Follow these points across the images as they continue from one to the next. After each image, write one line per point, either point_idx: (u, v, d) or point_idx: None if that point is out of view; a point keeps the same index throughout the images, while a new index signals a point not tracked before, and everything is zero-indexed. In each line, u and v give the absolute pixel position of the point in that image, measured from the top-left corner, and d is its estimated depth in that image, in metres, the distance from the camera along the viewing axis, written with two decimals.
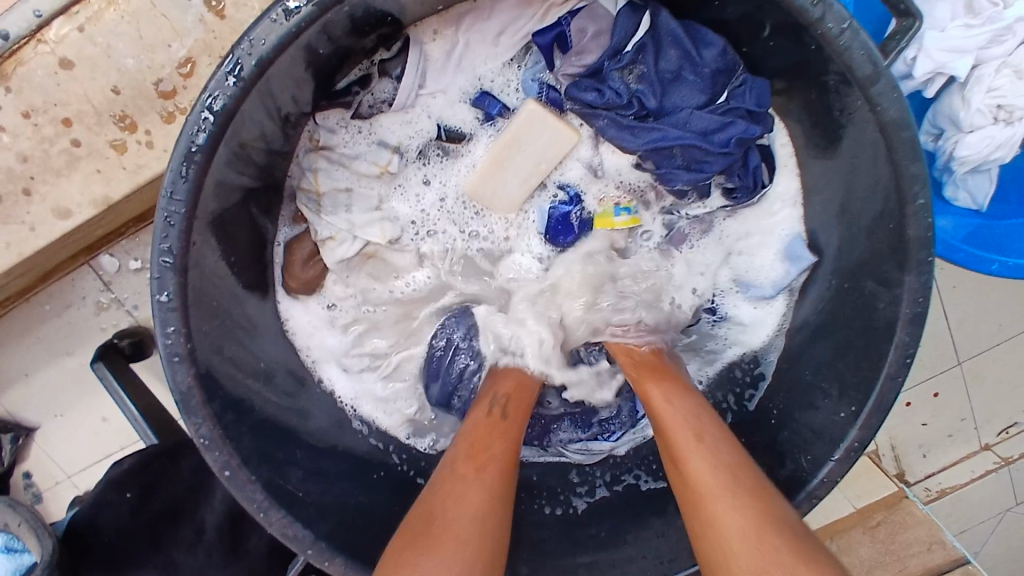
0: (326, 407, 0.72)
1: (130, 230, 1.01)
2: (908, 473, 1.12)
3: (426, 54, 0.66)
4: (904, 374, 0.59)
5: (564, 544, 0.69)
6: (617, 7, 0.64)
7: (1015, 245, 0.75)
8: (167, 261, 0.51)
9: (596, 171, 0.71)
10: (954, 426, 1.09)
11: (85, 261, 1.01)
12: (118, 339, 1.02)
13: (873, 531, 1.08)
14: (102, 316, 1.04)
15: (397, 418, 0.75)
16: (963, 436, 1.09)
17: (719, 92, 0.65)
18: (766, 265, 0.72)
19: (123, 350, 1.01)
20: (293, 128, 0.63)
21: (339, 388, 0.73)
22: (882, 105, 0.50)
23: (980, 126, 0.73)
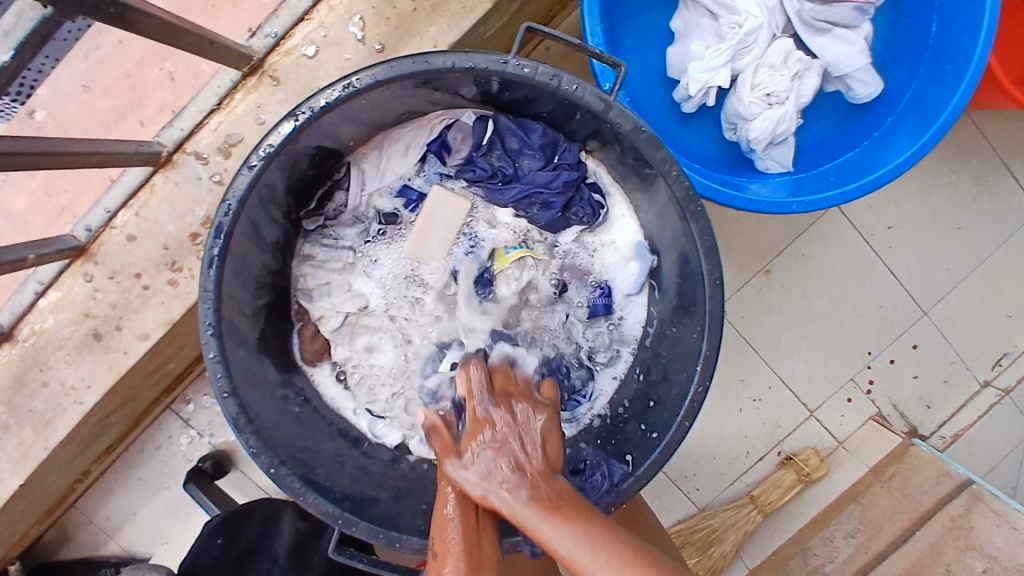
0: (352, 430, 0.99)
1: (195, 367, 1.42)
2: (923, 428, 1.65)
3: (362, 170, 0.96)
4: (721, 292, 0.83)
5: None
6: (472, 119, 0.92)
7: (818, 188, 1.01)
8: (210, 333, 0.80)
9: (491, 224, 0.98)
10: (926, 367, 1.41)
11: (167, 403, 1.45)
12: (203, 463, 1.45)
13: (890, 483, 1.57)
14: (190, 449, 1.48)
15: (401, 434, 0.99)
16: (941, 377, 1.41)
17: (551, 156, 0.92)
18: (629, 267, 0.97)
19: (207, 469, 1.43)
20: (283, 251, 0.95)
21: (360, 423, 1.00)
22: (623, 121, 0.79)
23: (758, 113, 0.99)
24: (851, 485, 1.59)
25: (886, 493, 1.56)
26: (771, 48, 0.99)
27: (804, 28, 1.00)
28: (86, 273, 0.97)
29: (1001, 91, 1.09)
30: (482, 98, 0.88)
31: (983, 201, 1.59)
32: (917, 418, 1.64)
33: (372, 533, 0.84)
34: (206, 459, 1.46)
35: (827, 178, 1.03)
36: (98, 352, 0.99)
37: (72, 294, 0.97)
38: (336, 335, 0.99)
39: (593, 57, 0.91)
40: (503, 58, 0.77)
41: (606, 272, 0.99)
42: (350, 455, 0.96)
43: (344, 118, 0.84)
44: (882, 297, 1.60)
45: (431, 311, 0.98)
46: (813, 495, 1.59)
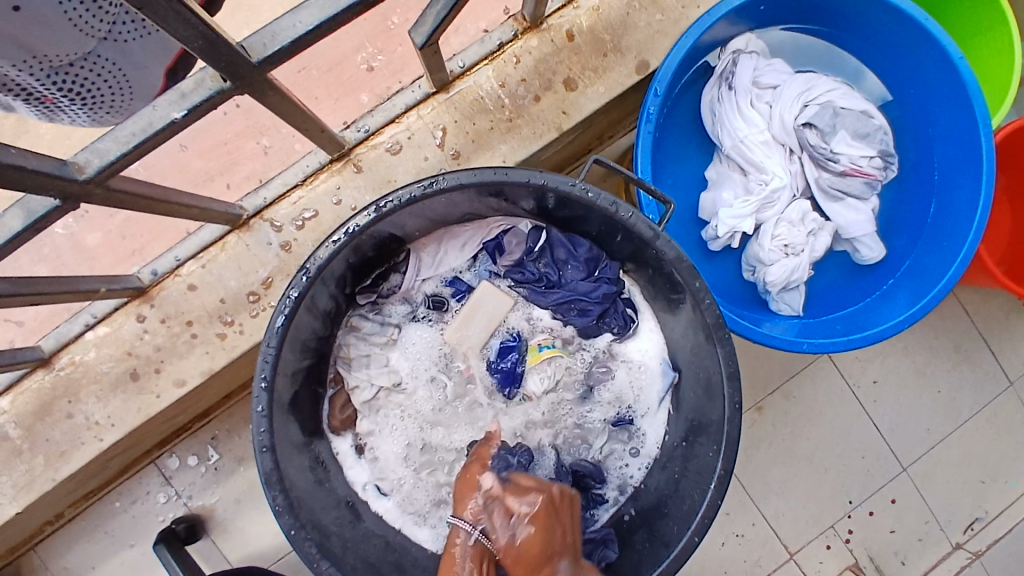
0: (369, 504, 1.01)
1: (194, 425, 1.45)
2: None
3: (420, 258, 1.04)
4: (738, 416, 0.90)
5: None
6: (528, 228, 1.02)
7: (825, 333, 1.11)
8: (263, 387, 0.84)
9: (529, 322, 1.06)
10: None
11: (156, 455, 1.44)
12: (175, 525, 1.40)
13: None
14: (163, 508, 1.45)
15: (417, 514, 1.02)
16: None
17: (593, 270, 1.02)
18: (652, 381, 1.04)
19: (179, 532, 1.37)
20: (334, 320, 1.01)
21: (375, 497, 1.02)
22: (667, 251, 0.88)
23: (776, 259, 1.11)
24: None
25: None
26: (791, 206, 1.12)
27: (820, 194, 1.14)
28: (140, 314, 1.01)
29: (987, 272, 1.22)
30: (539, 211, 0.98)
31: (963, 367, 1.70)
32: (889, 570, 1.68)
33: None
34: (180, 522, 1.40)
35: (833, 326, 1.14)
36: (131, 392, 1.02)
37: (121, 331, 1.02)
38: (367, 406, 1.04)
39: (641, 191, 1.02)
40: (570, 181, 0.88)
41: (630, 383, 1.05)
42: (363, 530, 0.97)
43: (418, 211, 0.94)
44: (865, 448, 1.67)
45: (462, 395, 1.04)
46: None
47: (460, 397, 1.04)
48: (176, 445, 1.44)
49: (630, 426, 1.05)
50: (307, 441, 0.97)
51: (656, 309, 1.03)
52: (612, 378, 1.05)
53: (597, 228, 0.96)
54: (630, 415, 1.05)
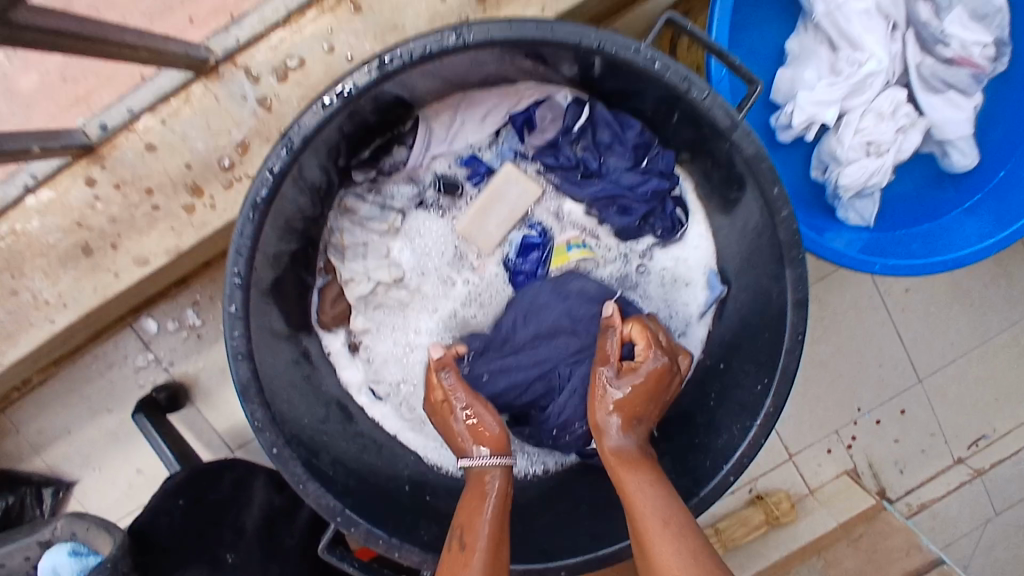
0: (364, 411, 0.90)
1: (171, 293, 1.29)
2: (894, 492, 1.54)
3: (431, 129, 0.86)
4: (798, 349, 0.76)
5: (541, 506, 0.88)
6: (567, 100, 0.84)
7: (897, 252, 0.96)
8: (236, 284, 0.69)
9: (557, 217, 0.89)
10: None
11: (131, 323, 1.28)
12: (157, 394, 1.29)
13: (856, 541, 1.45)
14: (139, 376, 1.31)
15: (416, 423, 0.91)
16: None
17: (641, 159, 0.85)
18: (694, 295, 0.90)
19: (160, 401, 1.27)
20: (323, 198, 0.83)
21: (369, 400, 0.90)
22: (745, 146, 0.70)
23: (855, 159, 0.93)
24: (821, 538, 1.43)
25: (851, 552, 1.44)
26: (883, 95, 0.92)
27: (919, 82, 0.93)
28: (88, 178, 0.83)
29: None
30: (580, 79, 0.79)
31: None
32: (889, 482, 1.53)
33: (372, 537, 0.76)
34: (159, 391, 1.29)
35: (908, 245, 0.98)
36: (85, 269, 0.87)
37: (67, 198, 0.84)
38: (362, 302, 0.89)
39: (711, 57, 0.83)
40: (634, 44, 0.67)
41: (670, 295, 0.90)
42: (357, 440, 0.87)
43: (432, 70, 0.74)
44: None
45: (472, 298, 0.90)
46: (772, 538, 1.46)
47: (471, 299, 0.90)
48: (152, 312, 1.29)
49: None
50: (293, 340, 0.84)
51: (712, 211, 0.86)
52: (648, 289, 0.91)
53: (652, 106, 0.78)
54: (665, 333, 0.91)
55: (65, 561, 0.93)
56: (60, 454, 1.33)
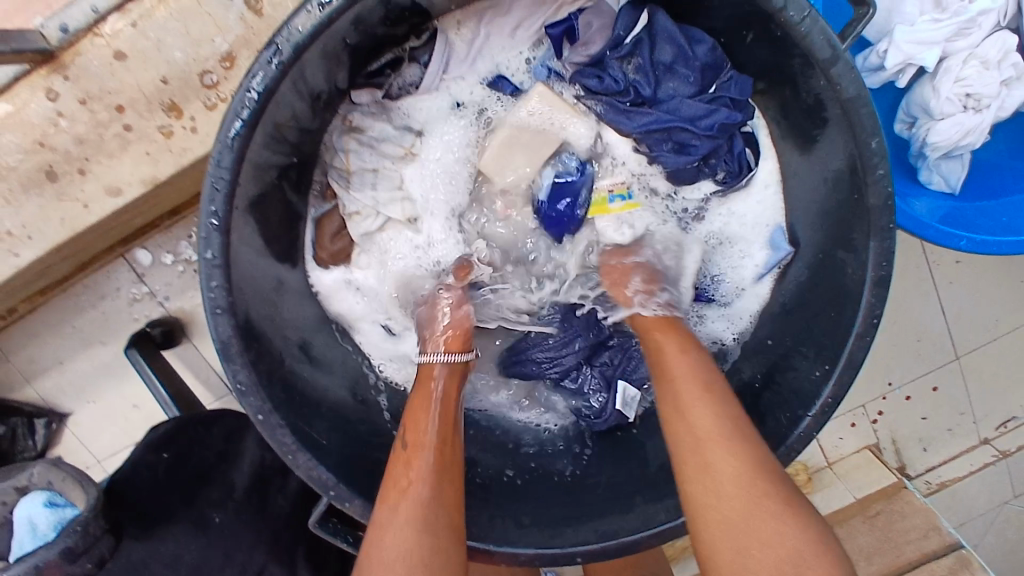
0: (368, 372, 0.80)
1: (162, 224, 1.14)
2: (908, 467, 1.31)
3: (450, 42, 0.72)
4: (873, 334, 0.65)
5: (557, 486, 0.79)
6: (619, 6, 0.71)
7: (986, 226, 0.81)
8: (213, 226, 0.58)
9: (600, 153, 0.76)
10: (953, 421, 1.29)
11: (121, 253, 1.14)
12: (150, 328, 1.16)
13: (872, 520, 1.23)
14: (134, 307, 1.18)
15: None
16: (963, 431, 1.30)
17: (708, 85, 0.71)
18: (750, 251, 0.79)
19: (155, 337, 1.14)
20: (325, 112, 0.70)
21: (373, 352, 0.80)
22: (843, 85, 0.57)
23: (950, 113, 0.78)
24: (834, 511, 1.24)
25: (866, 529, 1.22)
26: (991, 39, 0.77)
27: None
28: (48, 89, 0.71)
29: None
30: None
31: None
32: (906, 457, 1.31)
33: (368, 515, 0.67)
34: (155, 325, 1.16)
35: (996, 217, 0.82)
36: (49, 196, 0.75)
37: (27, 113, 0.71)
38: (367, 240, 0.78)
39: None
40: None
41: (727, 250, 0.79)
42: (353, 403, 0.77)
43: None
44: None
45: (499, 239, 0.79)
46: None
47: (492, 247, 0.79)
48: (145, 242, 1.13)
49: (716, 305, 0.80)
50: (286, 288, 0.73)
51: (788, 155, 0.74)
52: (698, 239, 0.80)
53: (723, 25, 0.68)
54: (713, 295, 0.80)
55: (41, 511, 0.83)
56: (37, 389, 1.21)
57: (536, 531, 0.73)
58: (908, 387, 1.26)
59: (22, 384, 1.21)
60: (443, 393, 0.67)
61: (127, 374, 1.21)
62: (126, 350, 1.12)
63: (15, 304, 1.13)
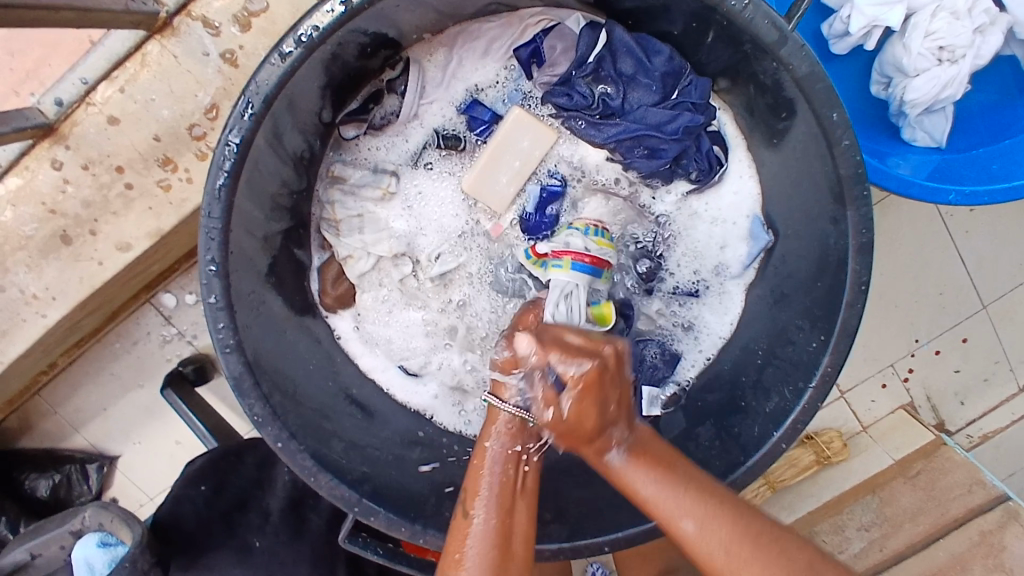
0: (384, 392, 0.83)
1: (181, 267, 1.19)
2: (948, 423, 1.28)
3: (424, 72, 0.75)
4: (862, 300, 0.66)
5: (575, 476, 0.82)
6: (579, 26, 0.72)
7: (974, 175, 0.81)
8: (213, 272, 0.61)
9: (576, 165, 0.78)
10: (988, 370, 1.26)
11: (145, 299, 1.20)
12: (183, 367, 1.22)
13: (914, 480, 1.20)
14: (165, 348, 1.24)
15: (441, 404, 0.83)
16: (1000, 379, 1.26)
17: (671, 91, 0.72)
18: (731, 243, 0.80)
19: (189, 375, 1.20)
20: (308, 167, 0.75)
21: (387, 383, 0.83)
22: (795, 63, 0.58)
23: (924, 69, 0.78)
24: (872, 476, 1.22)
25: (908, 490, 1.19)
26: None
27: None
28: (53, 160, 0.76)
29: None
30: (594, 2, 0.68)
31: None
32: (943, 414, 1.28)
33: (393, 526, 0.70)
34: (187, 364, 1.22)
35: (986, 165, 0.82)
36: (66, 259, 0.80)
37: (35, 184, 0.77)
38: (363, 279, 0.81)
39: None
40: None
41: (709, 242, 0.80)
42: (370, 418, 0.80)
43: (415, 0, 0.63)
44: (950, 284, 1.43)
45: (491, 266, 0.80)
46: (824, 477, 1.25)
47: (485, 262, 0.80)
48: (170, 284, 1.20)
49: (707, 294, 0.82)
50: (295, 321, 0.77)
51: (754, 142, 0.76)
52: (680, 245, 0.81)
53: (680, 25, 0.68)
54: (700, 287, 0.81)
55: (96, 552, 0.90)
56: (85, 437, 1.28)
57: (557, 525, 0.76)
58: (931, 345, 1.24)
59: (69, 434, 1.28)
60: (494, 481, 0.59)
61: (165, 415, 1.27)
62: (164, 391, 1.18)
63: (56, 359, 1.20)
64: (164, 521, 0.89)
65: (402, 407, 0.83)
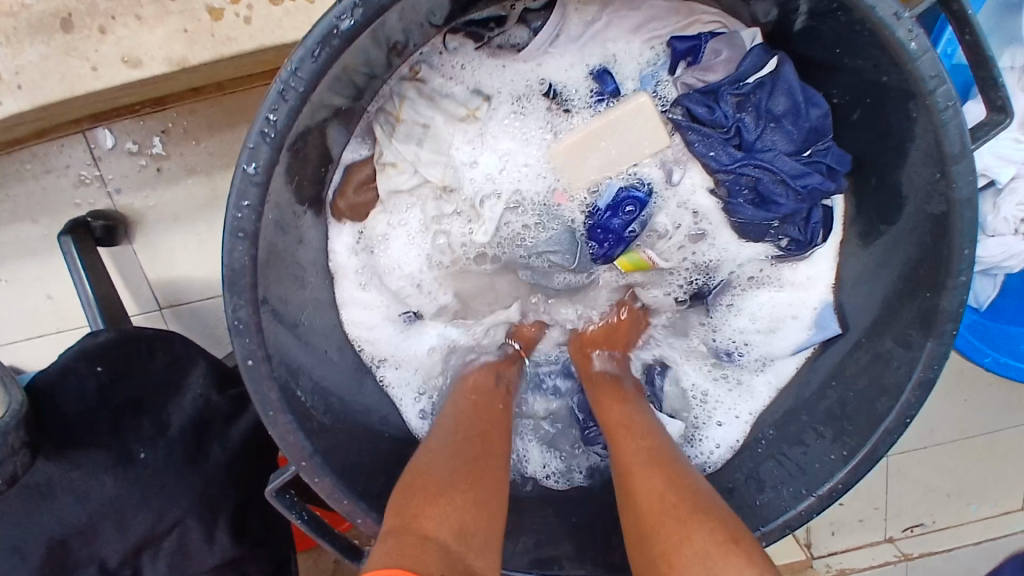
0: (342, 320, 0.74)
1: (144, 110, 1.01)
2: (813, 546, 1.32)
3: (568, 16, 0.68)
4: (898, 433, 0.64)
5: (533, 493, 0.76)
6: (752, 43, 0.67)
7: (1005, 347, 0.83)
8: (266, 138, 0.49)
9: (668, 180, 0.71)
10: (865, 513, 1.31)
11: (86, 127, 1.00)
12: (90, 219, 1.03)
13: None
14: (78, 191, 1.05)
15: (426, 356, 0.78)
16: (873, 524, 1.32)
17: (807, 146, 0.67)
18: (790, 329, 0.76)
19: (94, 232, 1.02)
20: (395, 59, 0.64)
21: (359, 317, 0.75)
22: (958, 184, 0.54)
23: (1002, 233, 0.78)
24: None
25: None
26: None
27: None
28: None
29: None
30: (773, 27, 0.65)
31: None
32: (816, 537, 1.30)
33: (337, 496, 0.60)
34: (97, 217, 1.03)
35: (1014, 342, 0.83)
36: (52, 46, 0.64)
37: None
38: (391, 198, 0.72)
39: (948, 25, 0.68)
40: (897, 8, 0.48)
41: (763, 317, 0.77)
42: (325, 351, 0.70)
43: None
44: None
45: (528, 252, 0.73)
46: None
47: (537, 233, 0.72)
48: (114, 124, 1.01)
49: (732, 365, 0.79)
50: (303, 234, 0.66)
51: (852, 241, 0.72)
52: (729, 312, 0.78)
53: (842, 94, 0.64)
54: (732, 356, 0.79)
55: None
56: None
57: None
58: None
59: None
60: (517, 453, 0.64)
61: (59, 265, 1.08)
62: (59, 235, 1.00)
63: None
64: (42, 392, 0.73)
65: (351, 339, 0.75)
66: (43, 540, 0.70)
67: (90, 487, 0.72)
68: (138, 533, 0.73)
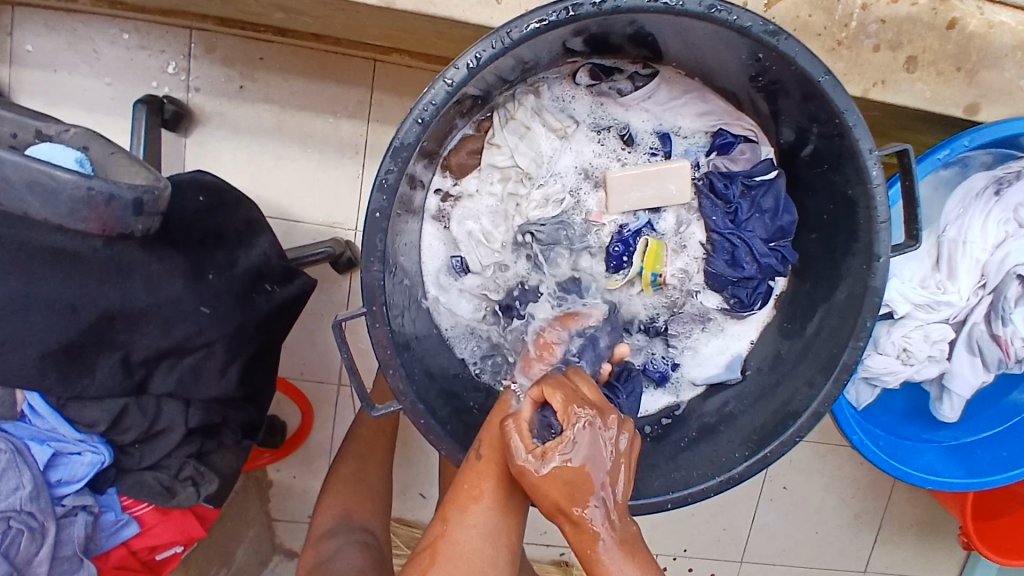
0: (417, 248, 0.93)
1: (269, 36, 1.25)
2: None
3: (658, 88, 0.92)
4: (786, 448, 0.86)
5: None
6: (764, 156, 0.94)
7: (873, 439, 1.07)
8: (465, 67, 0.69)
9: (679, 228, 0.95)
10: None
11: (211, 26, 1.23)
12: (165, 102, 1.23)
13: None
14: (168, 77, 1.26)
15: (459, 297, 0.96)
16: None
17: (774, 239, 0.94)
18: (714, 362, 1.00)
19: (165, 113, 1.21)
20: (523, 71, 0.86)
21: (428, 251, 0.94)
22: (875, 277, 0.80)
23: (886, 352, 1.06)
24: None
25: None
26: (938, 324, 1.05)
27: (966, 337, 1.07)
28: None
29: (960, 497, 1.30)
30: (787, 148, 0.92)
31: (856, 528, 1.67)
32: None
33: (384, 344, 0.77)
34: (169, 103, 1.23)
35: (877, 438, 1.08)
36: None
37: None
38: (485, 170, 0.92)
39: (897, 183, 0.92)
40: (872, 147, 0.76)
41: (701, 352, 1.00)
42: (404, 258, 0.89)
43: (698, 44, 0.81)
44: (731, 524, 1.63)
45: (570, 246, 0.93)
46: None
47: (573, 235, 0.92)
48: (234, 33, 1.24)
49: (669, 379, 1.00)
50: (410, 182, 0.84)
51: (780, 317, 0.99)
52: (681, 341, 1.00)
53: (810, 210, 0.92)
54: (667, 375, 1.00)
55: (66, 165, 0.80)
56: None
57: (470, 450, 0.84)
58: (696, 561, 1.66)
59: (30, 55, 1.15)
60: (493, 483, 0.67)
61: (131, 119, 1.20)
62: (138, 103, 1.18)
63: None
64: None
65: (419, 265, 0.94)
66: (97, 309, 0.79)
67: (159, 283, 0.82)
68: (175, 338, 0.85)
